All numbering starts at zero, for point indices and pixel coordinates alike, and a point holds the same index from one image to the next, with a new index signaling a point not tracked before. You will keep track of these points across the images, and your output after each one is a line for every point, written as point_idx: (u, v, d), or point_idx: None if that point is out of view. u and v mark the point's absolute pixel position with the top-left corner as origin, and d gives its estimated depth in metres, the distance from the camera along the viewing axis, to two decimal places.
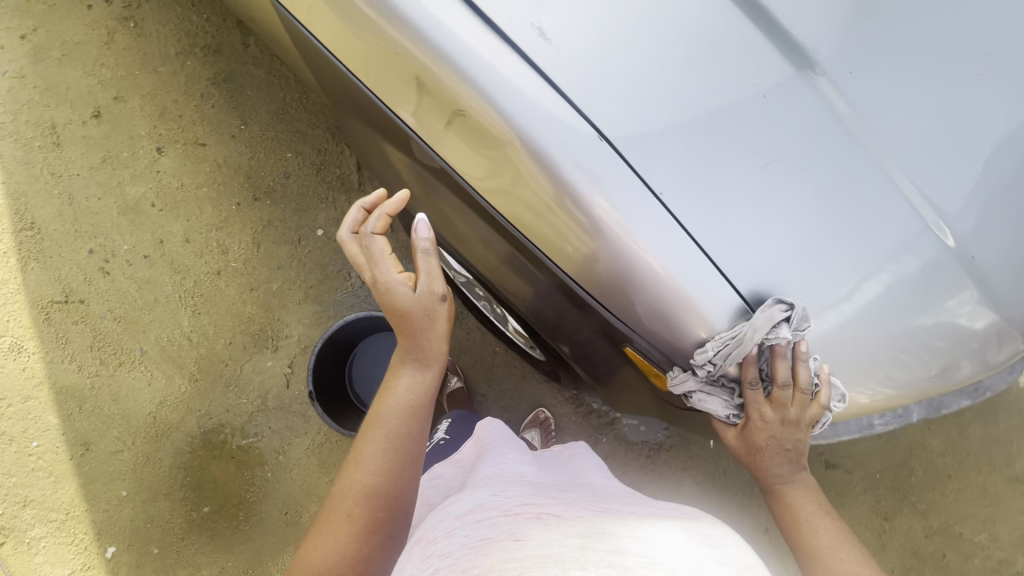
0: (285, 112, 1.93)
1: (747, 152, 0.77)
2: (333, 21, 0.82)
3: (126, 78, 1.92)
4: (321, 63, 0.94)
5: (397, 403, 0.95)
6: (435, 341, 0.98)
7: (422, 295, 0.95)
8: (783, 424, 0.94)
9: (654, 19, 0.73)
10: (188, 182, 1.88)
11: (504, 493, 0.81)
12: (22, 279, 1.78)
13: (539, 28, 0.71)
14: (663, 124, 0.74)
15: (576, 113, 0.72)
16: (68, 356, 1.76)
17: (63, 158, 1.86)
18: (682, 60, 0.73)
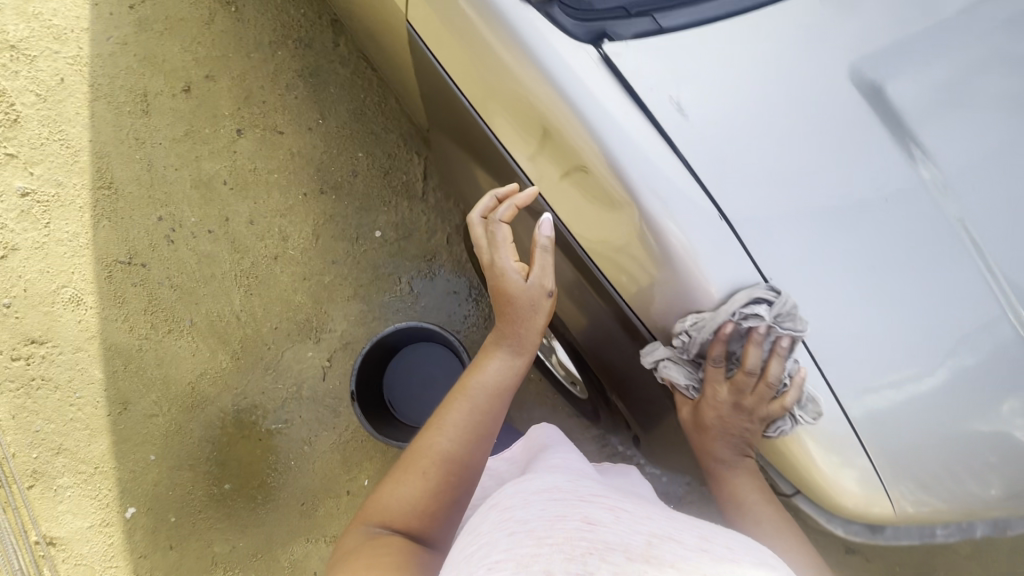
0: (362, 113, 1.99)
1: (855, 247, 0.77)
2: (462, 56, 0.84)
3: (220, 59, 2.00)
4: (441, 91, 0.97)
5: (486, 382, 0.93)
6: (532, 333, 0.93)
7: (532, 284, 0.89)
8: (736, 405, 0.89)
9: (784, 107, 0.74)
10: (261, 166, 1.94)
11: (579, 483, 0.69)
12: (92, 235, 1.85)
13: (677, 103, 0.73)
14: (781, 209, 0.74)
15: (700, 188, 0.73)
16: (122, 315, 1.82)
17: (149, 126, 1.94)
18: (807, 147, 0.75)
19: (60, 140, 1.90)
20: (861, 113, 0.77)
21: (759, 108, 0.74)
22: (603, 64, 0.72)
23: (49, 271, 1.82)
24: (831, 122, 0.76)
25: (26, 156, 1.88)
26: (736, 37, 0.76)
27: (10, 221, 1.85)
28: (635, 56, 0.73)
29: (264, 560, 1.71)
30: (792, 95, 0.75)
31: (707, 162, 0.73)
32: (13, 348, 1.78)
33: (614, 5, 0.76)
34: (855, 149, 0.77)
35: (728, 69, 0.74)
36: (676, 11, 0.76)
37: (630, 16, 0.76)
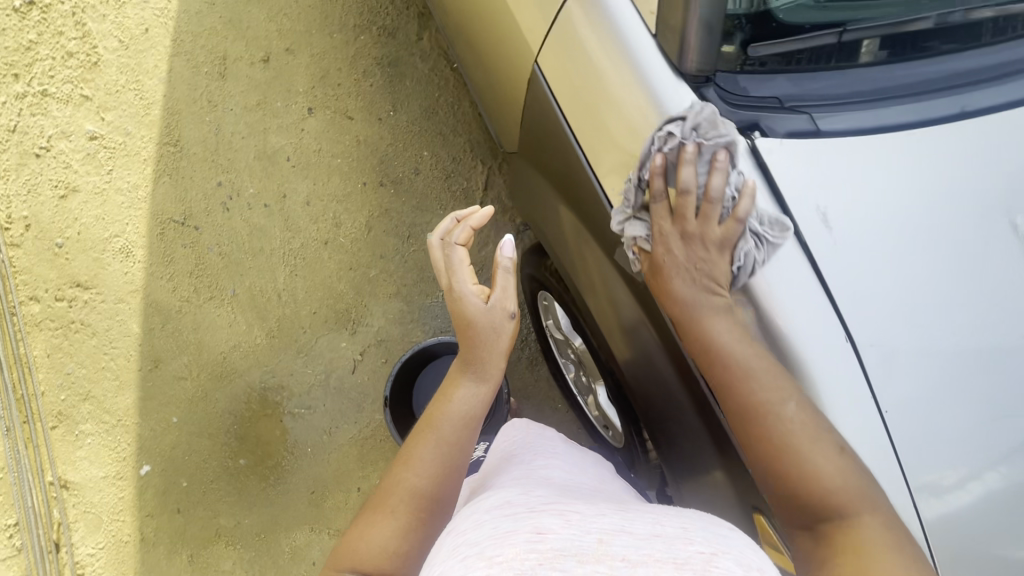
0: (434, 113, 1.97)
1: (968, 383, 0.75)
2: (593, 113, 0.83)
3: (302, 33, 1.97)
4: (552, 135, 0.95)
5: (451, 414, 0.87)
6: (495, 357, 0.91)
7: (494, 306, 0.91)
8: (689, 244, 0.76)
9: (917, 231, 0.74)
10: (326, 149, 1.93)
11: (531, 492, 0.69)
12: (152, 189, 1.86)
13: (823, 213, 0.73)
14: (898, 334, 0.73)
15: (828, 301, 0.73)
16: (168, 274, 1.82)
17: (223, 91, 1.93)
18: (940, 273, 0.74)
19: (135, 90, 1.89)
20: (994, 249, 0.76)
21: (889, 227, 0.74)
22: (749, 155, 0.75)
23: (105, 218, 1.83)
24: (960, 255, 0.75)
25: (100, 100, 1.87)
26: (882, 150, 0.75)
27: (75, 162, 1.85)
28: (784, 155, 0.74)
29: (266, 541, 1.72)
30: (925, 220, 0.74)
31: (834, 272, 0.73)
32: (58, 289, 1.80)
33: (767, 94, 0.76)
34: (984, 284, 0.75)
35: (868, 181, 0.74)
36: (832, 113, 0.75)
37: (783, 107, 0.76)
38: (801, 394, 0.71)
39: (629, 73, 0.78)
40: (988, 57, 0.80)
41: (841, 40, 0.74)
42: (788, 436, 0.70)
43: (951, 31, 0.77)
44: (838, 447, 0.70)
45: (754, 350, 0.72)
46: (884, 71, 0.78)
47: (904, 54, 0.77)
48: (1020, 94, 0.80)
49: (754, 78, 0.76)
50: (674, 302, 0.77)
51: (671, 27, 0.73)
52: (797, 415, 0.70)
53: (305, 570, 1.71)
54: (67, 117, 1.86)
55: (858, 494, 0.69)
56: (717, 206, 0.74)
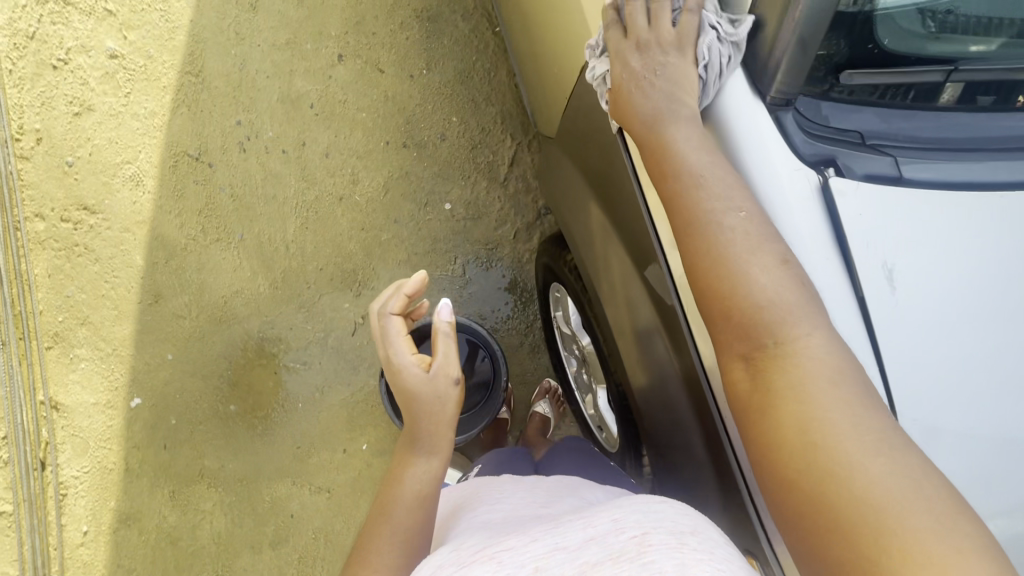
0: (469, 77, 1.87)
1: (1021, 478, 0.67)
2: None
3: None
4: (601, 136, 0.90)
5: (406, 494, 0.83)
6: (442, 427, 0.87)
7: (436, 375, 0.87)
8: (647, 54, 0.72)
9: (993, 304, 0.66)
10: (352, 100, 1.84)
11: (463, 546, 0.64)
12: (169, 119, 1.79)
13: (889, 270, 0.65)
14: (960, 416, 0.65)
15: (879, 374, 0.64)
16: (177, 210, 1.78)
17: (253, 24, 1.83)
18: (1003, 352, 0.66)
19: (161, 12, 1.80)
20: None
21: (964, 294, 0.66)
22: (818, 193, 0.65)
23: (118, 142, 1.78)
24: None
25: (124, 17, 1.79)
26: (968, 208, 0.67)
27: (92, 80, 1.78)
28: (857, 201, 0.65)
29: (248, 488, 1.73)
30: (1003, 292, 0.67)
31: (897, 338, 0.65)
32: (64, 209, 1.75)
33: (851, 127, 0.68)
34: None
35: (945, 237, 0.67)
36: (918, 160, 0.68)
37: (865, 145, 0.68)
38: (752, 206, 0.64)
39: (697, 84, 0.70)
40: None
41: (948, 80, 0.66)
42: (727, 248, 0.63)
43: None
44: (784, 260, 0.62)
45: (703, 158, 0.66)
46: (985, 120, 0.70)
47: (1008, 104, 0.70)
48: None
49: (840, 107, 0.68)
50: (636, 117, 0.72)
51: (760, 38, 0.65)
52: (739, 224, 0.63)
53: (282, 521, 1.73)
54: (88, 30, 1.77)
55: (807, 315, 0.61)
56: (666, 10, 0.72)
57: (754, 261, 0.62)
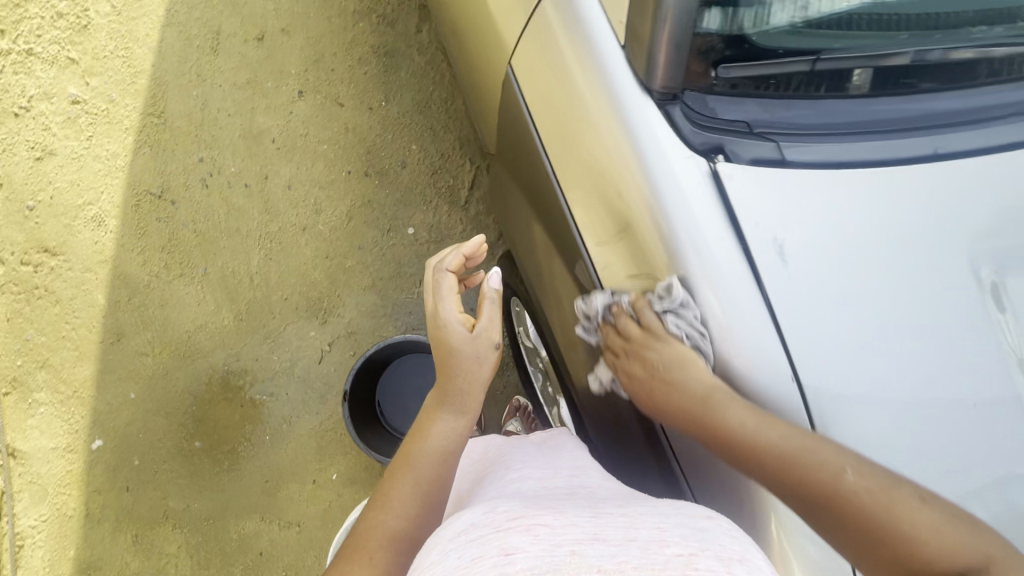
0: (427, 107, 1.94)
1: (930, 439, 0.69)
2: (563, 126, 0.82)
3: (300, 16, 1.94)
4: (523, 144, 0.95)
5: (430, 447, 0.84)
6: (476, 389, 0.89)
7: (479, 336, 0.91)
8: (643, 364, 0.76)
9: (880, 267, 0.71)
10: (313, 134, 1.89)
11: (497, 508, 0.59)
12: (131, 160, 1.82)
13: (779, 245, 0.70)
14: (853, 382, 0.69)
15: (778, 339, 0.69)
16: (140, 248, 1.79)
17: (214, 65, 1.89)
18: (892, 309, 0.70)
19: (123, 58, 1.86)
20: (965, 304, 0.71)
21: (850, 269, 0.70)
22: (710, 179, 0.70)
23: (80, 184, 1.80)
24: (926, 306, 0.71)
25: (86, 64, 1.83)
26: (850, 187, 0.72)
27: (55, 125, 1.81)
28: (744, 182, 0.70)
29: (214, 527, 1.68)
30: (891, 257, 0.71)
31: (790, 301, 0.69)
32: (24, 252, 1.76)
33: (737, 118, 0.72)
34: (954, 339, 0.70)
35: (832, 218, 0.71)
36: (799, 143, 0.73)
37: (751, 133, 0.72)
38: (853, 458, 0.65)
39: (597, 80, 0.75)
40: (970, 99, 0.77)
41: (813, 69, 0.71)
42: (862, 514, 0.63)
43: (928, 70, 0.74)
44: (919, 497, 0.64)
45: (781, 433, 0.66)
46: (859, 106, 0.75)
47: (881, 90, 0.75)
48: (998, 140, 0.76)
49: (723, 99, 0.72)
50: (676, 412, 0.72)
51: (639, 37, 0.69)
52: (859, 482, 0.63)
53: (250, 561, 1.67)
54: (50, 79, 1.82)
55: (967, 548, 0.61)
56: (630, 326, 0.77)
57: (891, 512, 0.62)
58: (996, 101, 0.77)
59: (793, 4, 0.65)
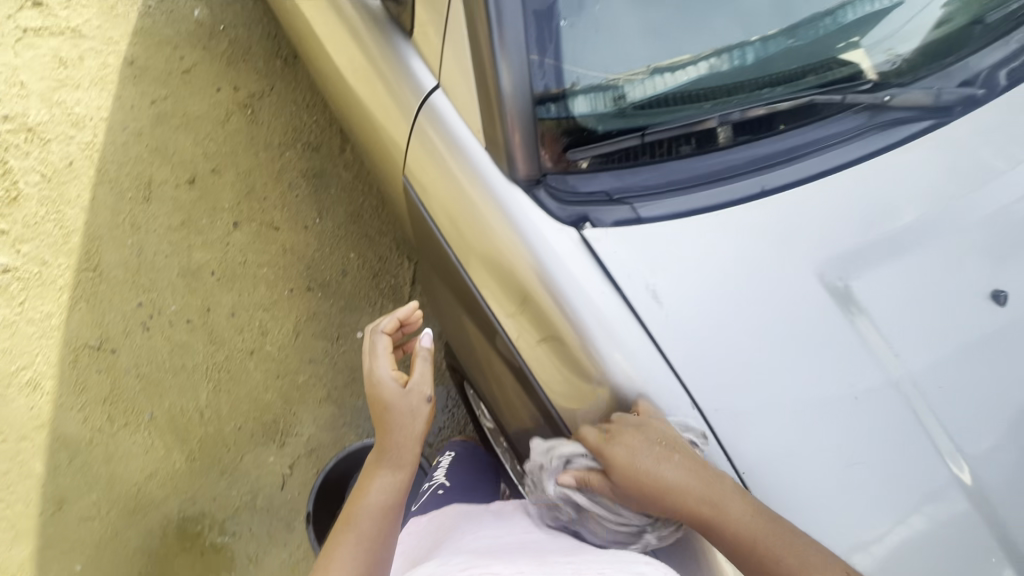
0: (359, 216, 2.05)
1: (813, 434, 0.81)
2: (456, 221, 0.91)
3: (228, 155, 2.07)
4: (428, 238, 1.04)
5: (371, 506, 0.88)
6: (410, 443, 0.94)
7: (412, 391, 0.97)
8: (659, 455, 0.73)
9: (740, 288, 0.84)
10: (251, 260, 1.95)
11: (448, 561, 0.63)
12: (66, 317, 1.81)
13: (653, 290, 0.81)
14: (738, 397, 0.81)
15: (669, 369, 0.80)
16: (79, 405, 1.74)
17: (147, 213, 1.97)
18: (755, 319, 0.83)
19: (55, 221, 1.91)
20: (821, 312, 0.85)
21: (721, 303, 0.83)
22: (583, 245, 0.81)
23: (12, 351, 1.76)
24: (789, 318, 0.84)
25: (17, 233, 1.87)
26: (702, 229, 0.85)
27: None
28: (613, 244, 0.82)
29: None
30: (747, 277, 0.84)
31: (672, 331, 0.81)
32: None
33: (597, 189, 0.84)
34: (816, 344, 0.84)
35: (698, 266, 0.84)
36: (651, 201, 0.85)
37: (612, 199, 0.84)
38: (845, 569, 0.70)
39: (477, 178, 0.87)
40: (787, 138, 0.90)
41: (644, 141, 0.84)
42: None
43: (739, 127, 0.88)
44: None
45: (785, 531, 0.72)
46: (694, 161, 0.87)
47: (707, 147, 0.87)
48: (817, 169, 0.90)
49: (582, 175, 0.84)
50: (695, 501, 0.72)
51: (496, 144, 0.84)
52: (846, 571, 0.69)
53: None
54: None
55: None
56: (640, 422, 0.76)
57: None
58: (811, 139, 0.90)
59: (643, 84, 0.82)
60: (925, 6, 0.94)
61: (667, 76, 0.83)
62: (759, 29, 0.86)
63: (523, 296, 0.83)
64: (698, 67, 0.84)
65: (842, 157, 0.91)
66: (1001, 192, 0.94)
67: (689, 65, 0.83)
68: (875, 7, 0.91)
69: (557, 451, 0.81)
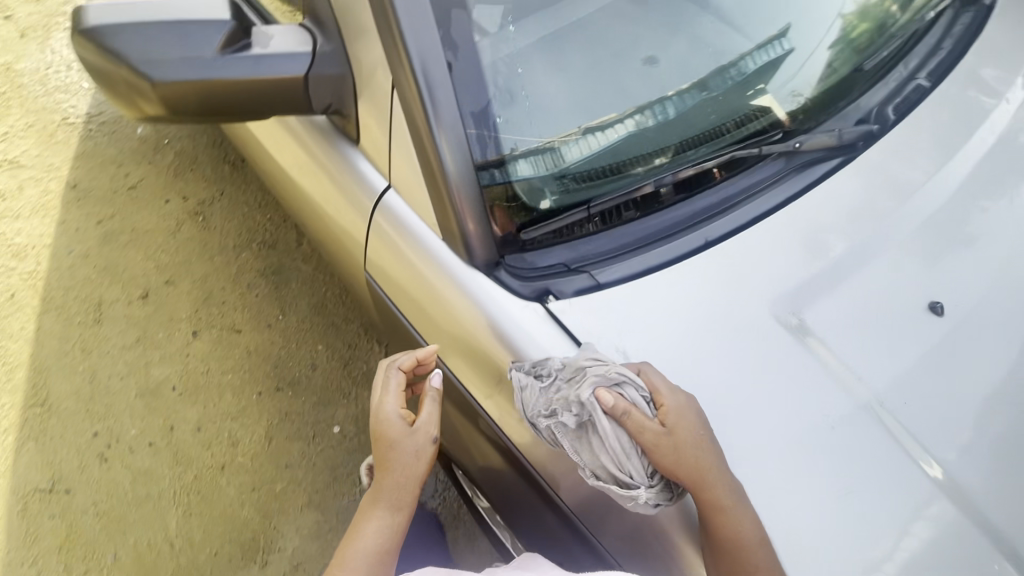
0: (323, 307, 2.03)
1: (798, 470, 0.82)
2: (423, 311, 0.94)
3: (182, 265, 2.05)
4: (396, 326, 1.05)
5: (361, 551, 0.83)
6: (411, 486, 0.88)
7: (420, 431, 0.90)
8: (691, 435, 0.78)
9: (700, 331, 0.88)
10: (214, 368, 1.88)
11: None
12: (14, 461, 1.69)
13: (621, 349, 0.85)
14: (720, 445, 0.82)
15: None
16: (30, 559, 1.58)
17: (99, 335, 1.90)
18: (719, 358, 0.87)
19: None
20: (777, 341, 0.89)
21: (684, 347, 0.87)
22: (549, 318, 0.85)
23: None
24: (750, 352, 0.88)
25: None
26: (656, 281, 0.90)
27: None
28: (578, 312, 0.86)
29: None
30: (704, 320, 0.89)
31: None
32: None
33: (554, 262, 0.89)
34: (783, 378, 0.87)
35: (658, 323, 0.87)
36: (607, 265, 0.90)
37: (569, 270, 0.89)
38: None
39: (436, 267, 0.91)
40: (719, 192, 0.97)
41: (590, 212, 0.90)
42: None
43: (676, 186, 0.94)
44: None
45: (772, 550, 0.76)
46: (639, 223, 0.93)
47: (650, 207, 0.93)
48: (750, 216, 0.97)
49: (536, 251, 0.89)
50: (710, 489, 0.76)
51: (452, 234, 0.88)
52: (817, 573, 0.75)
53: None
54: None
55: None
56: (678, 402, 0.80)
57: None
58: (740, 188, 0.98)
59: (577, 144, 0.88)
60: (813, 51, 1.05)
61: (598, 134, 0.89)
62: (673, 86, 0.94)
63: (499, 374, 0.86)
64: (625, 125, 0.91)
65: (770, 202, 0.99)
66: (919, 208, 1.02)
67: (617, 123, 0.90)
68: (771, 55, 1.02)
69: (615, 367, 0.79)
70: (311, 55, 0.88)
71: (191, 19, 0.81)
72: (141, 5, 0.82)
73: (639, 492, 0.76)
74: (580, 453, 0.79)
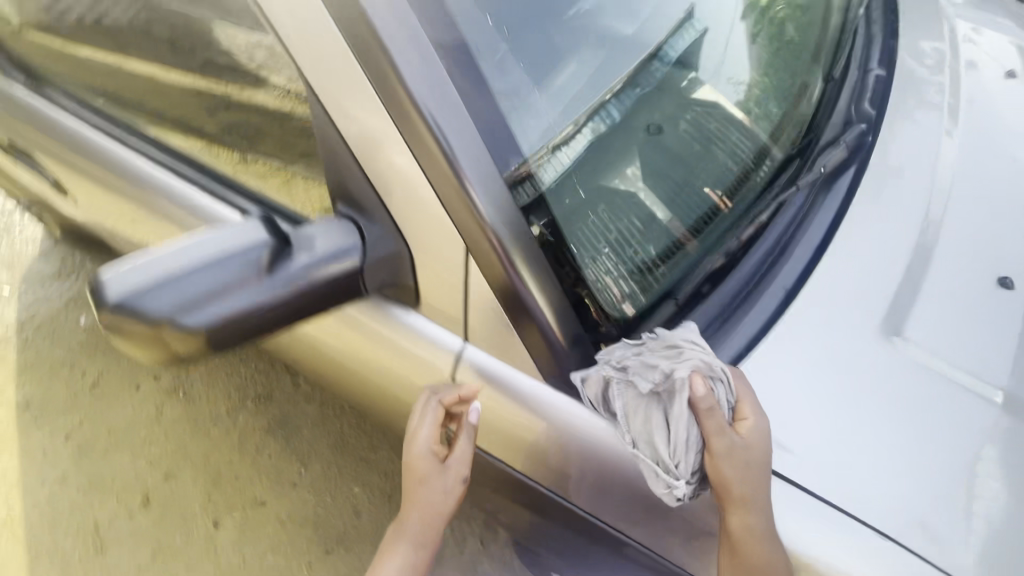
0: (345, 443, 1.88)
1: (985, 507, 0.77)
2: (542, 459, 0.92)
3: (178, 452, 1.86)
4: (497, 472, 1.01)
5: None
6: (437, 520, 0.90)
7: (449, 468, 0.90)
8: (755, 458, 0.74)
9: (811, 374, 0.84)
10: (251, 554, 1.69)
11: None
12: None
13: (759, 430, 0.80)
14: (905, 506, 0.76)
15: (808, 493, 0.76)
16: None
17: (107, 566, 1.67)
18: (838, 395, 0.82)
19: None
20: (877, 355, 0.85)
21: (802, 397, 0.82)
22: None
23: None
24: (864, 377, 0.84)
25: None
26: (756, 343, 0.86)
27: None
28: None
29: None
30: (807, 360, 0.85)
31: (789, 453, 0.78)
32: None
33: None
34: (928, 413, 0.82)
35: (781, 406, 0.81)
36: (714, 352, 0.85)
37: None
38: None
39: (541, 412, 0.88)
40: (773, 236, 0.94)
41: (679, 302, 0.87)
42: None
43: (738, 251, 0.91)
44: None
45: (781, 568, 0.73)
46: (717, 296, 0.89)
47: (722, 278, 0.90)
48: (809, 253, 0.94)
49: None
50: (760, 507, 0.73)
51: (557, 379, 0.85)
52: None
53: None
54: None
55: None
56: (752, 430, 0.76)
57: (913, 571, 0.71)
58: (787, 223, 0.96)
59: (551, 164, 0.78)
60: (728, 29, 1.02)
61: (565, 149, 0.79)
62: (605, 84, 0.85)
63: (651, 509, 0.86)
64: (584, 133, 0.82)
65: (821, 230, 0.96)
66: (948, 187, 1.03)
67: (576, 134, 0.81)
68: (688, 37, 0.96)
69: (718, 362, 0.76)
70: (361, 246, 0.82)
71: (230, 248, 0.72)
72: (159, 255, 0.71)
73: (678, 484, 0.73)
74: (633, 418, 0.76)
